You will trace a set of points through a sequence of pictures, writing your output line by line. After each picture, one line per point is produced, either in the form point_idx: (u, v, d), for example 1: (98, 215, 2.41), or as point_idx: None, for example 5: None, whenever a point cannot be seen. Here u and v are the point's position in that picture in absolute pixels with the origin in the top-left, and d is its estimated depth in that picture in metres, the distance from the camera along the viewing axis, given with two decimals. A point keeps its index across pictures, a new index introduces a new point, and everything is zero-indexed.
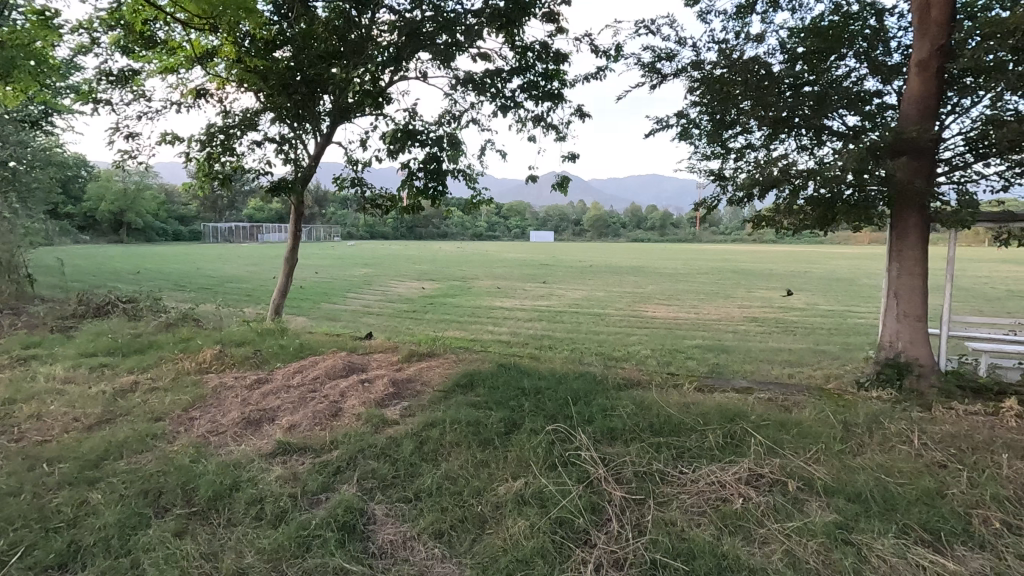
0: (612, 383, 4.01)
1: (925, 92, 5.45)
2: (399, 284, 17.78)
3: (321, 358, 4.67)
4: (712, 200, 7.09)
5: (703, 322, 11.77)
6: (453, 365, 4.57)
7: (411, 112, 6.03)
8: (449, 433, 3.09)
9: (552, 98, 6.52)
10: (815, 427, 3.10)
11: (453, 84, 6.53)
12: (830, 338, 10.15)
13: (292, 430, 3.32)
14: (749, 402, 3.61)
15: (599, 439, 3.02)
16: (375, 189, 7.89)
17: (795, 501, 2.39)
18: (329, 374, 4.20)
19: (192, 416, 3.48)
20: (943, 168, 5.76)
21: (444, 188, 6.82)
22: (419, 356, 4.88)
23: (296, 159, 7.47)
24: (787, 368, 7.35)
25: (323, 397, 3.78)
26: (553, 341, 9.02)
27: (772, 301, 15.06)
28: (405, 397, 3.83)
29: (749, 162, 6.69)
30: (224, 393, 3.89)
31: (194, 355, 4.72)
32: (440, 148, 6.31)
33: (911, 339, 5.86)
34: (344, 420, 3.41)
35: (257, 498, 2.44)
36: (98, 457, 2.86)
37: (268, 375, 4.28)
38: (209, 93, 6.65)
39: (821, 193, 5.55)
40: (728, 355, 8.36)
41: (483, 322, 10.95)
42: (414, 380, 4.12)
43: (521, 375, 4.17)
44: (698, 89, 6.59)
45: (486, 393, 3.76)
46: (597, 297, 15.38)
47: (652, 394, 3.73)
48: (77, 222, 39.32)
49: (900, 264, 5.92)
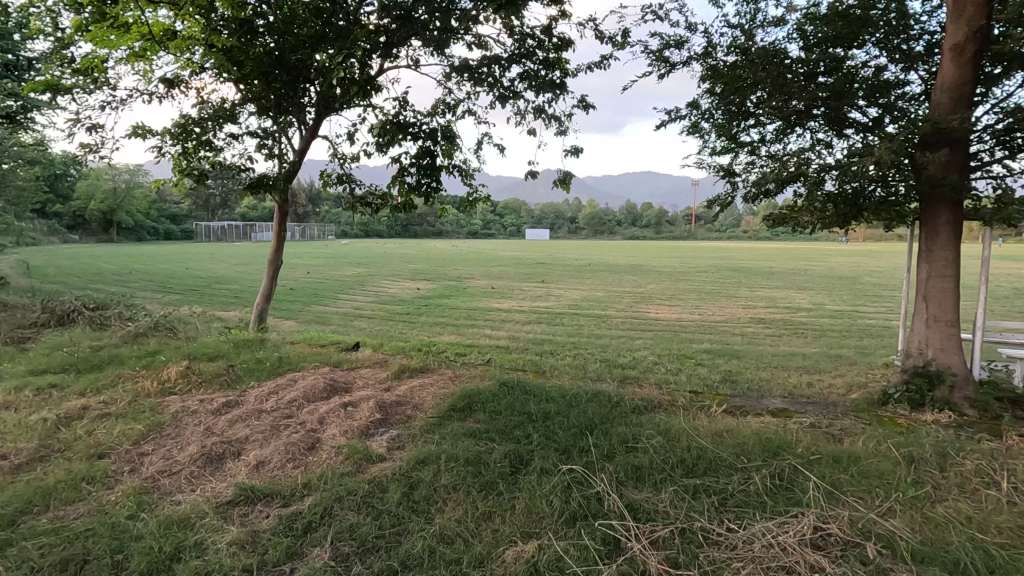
0: (629, 405, 3.51)
1: (960, 79, 4.92)
2: (392, 284, 17.27)
3: (300, 375, 4.15)
4: (724, 197, 6.61)
5: (709, 324, 11.32)
6: (448, 384, 4.05)
7: (402, 102, 5.53)
8: (444, 475, 2.61)
9: (553, 88, 6.02)
10: (877, 463, 2.63)
11: (448, 73, 6.04)
12: (844, 341, 9.70)
13: (261, 469, 2.82)
14: (790, 428, 3.14)
15: (623, 481, 2.56)
16: (365, 186, 7.36)
17: (878, 571, 1.91)
18: (307, 396, 3.70)
19: (145, 451, 2.98)
20: (976, 162, 5.32)
21: (438, 185, 6.33)
22: (411, 372, 4.36)
23: (279, 155, 6.96)
24: (805, 377, 6.89)
25: (298, 426, 3.28)
26: (554, 347, 8.54)
27: (777, 301, 14.63)
28: (394, 424, 3.34)
29: (764, 158, 6.22)
30: (185, 420, 3.38)
31: (157, 372, 4.19)
32: (434, 142, 5.86)
33: (942, 345, 5.36)
34: (322, 456, 2.93)
35: (202, 573, 1.95)
36: (17, 511, 2.35)
37: (240, 396, 3.77)
38: (181, 80, 6.12)
39: (847, 189, 5.07)
40: (741, 361, 7.88)
41: (480, 325, 10.47)
42: (404, 404, 3.61)
43: (524, 396, 3.67)
44: (709, 81, 6.14)
45: (486, 420, 3.26)
46: (597, 297, 14.90)
47: (677, 422, 3.22)
48: (66, 221, 38.57)
49: (930, 265, 5.40)
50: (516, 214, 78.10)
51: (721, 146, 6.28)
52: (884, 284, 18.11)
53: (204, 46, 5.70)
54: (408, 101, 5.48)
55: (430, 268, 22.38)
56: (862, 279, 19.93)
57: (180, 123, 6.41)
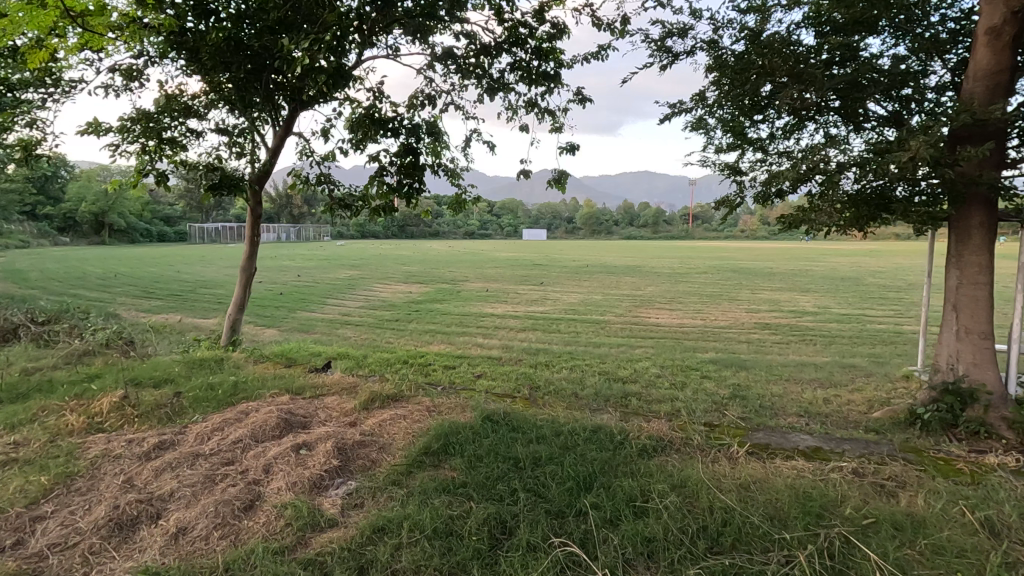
0: (635, 445, 2.97)
1: (997, 67, 4.21)
2: (384, 287, 16.72)
3: (253, 406, 3.59)
4: (732, 197, 6.07)
5: (713, 329, 10.79)
6: (424, 417, 3.48)
7: (377, 93, 4.99)
8: (406, 553, 2.08)
9: (546, 81, 5.49)
10: (952, 535, 2.10)
11: (430, 62, 5.49)
12: (857, 348, 9.18)
13: (181, 538, 2.27)
14: (829, 478, 2.60)
15: (634, 563, 2.03)
16: (343, 187, 6.78)
17: None
18: (256, 435, 3.15)
19: (41, 515, 2.42)
20: (1013, 158, 4.76)
21: (421, 186, 5.76)
22: (384, 401, 3.79)
23: (250, 154, 6.42)
24: (821, 392, 6.35)
25: (238, 476, 2.72)
26: (549, 357, 7.97)
27: (781, 304, 14.14)
28: (354, 473, 2.79)
29: (775, 155, 5.69)
30: (106, 468, 2.82)
31: (88, 404, 3.61)
32: (417, 139, 5.34)
33: (974, 360, 4.77)
34: (260, 520, 2.38)
35: None
36: None
37: (177, 435, 3.20)
38: (135, 71, 5.56)
39: (873, 186, 4.53)
40: (750, 373, 7.32)
41: (471, 333, 9.87)
42: (369, 445, 3.06)
43: (511, 433, 3.11)
44: (715, 72, 5.56)
45: (464, 469, 2.71)
46: (595, 301, 14.36)
47: (693, 471, 2.68)
48: (55, 224, 37.66)
49: (961, 271, 4.78)
50: (513, 214, 77.68)
51: (727, 143, 5.77)
52: (889, 285, 17.71)
53: (159, 34, 5.14)
54: (385, 93, 4.94)
55: (423, 270, 21.81)
56: (864, 279, 19.53)
57: (137, 119, 5.83)
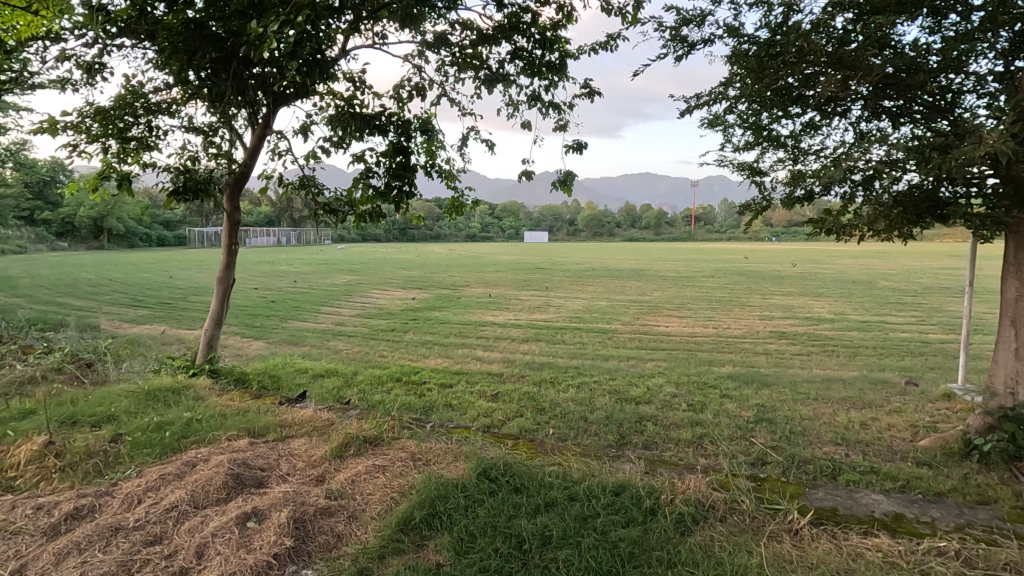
0: (667, 516, 2.35)
1: None
2: (382, 293, 16.14)
3: (204, 455, 2.99)
4: (756, 200, 5.43)
5: (727, 339, 10.16)
6: (408, 469, 2.87)
7: (359, 83, 4.40)
8: None
9: (550, 73, 4.90)
10: None
11: (421, 52, 4.94)
12: (885, 360, 8.52)
13: None
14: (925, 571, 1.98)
15: None
16: (328, 190, 6.19)
17: None
18: (195, 500, 2.53)
19: None
20: None
21: (413, 189, 5.18)
22: (359, 446, 3.18)
23: (226, 155, 5.84)
24: (858, 415, 5.69)
25: (159, 566, 2.10)
26: (554, 373, 7.31)
27: (794, 310, 13.54)
28: (312, 556, 2.18)
29: (801, 153, 5.07)
30: None
31: (4, 453, 3.00)
32: (406, 135, 4.77)
33: None
34: None
35: None
36: None
37: (100, 497, 2.59)
38: (88, 63, 4.95)
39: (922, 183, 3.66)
40: (774, 392, 6.68)
41: (470, 345, 9.26)
42: (336, 513, 2.45)
43: (510, 499, 2.48)
44: (738, 63, 4.89)
45: (453, 554, 2.11)
46: (600, 307, 13.75)
47: (749, 558, 2.05)
48: (53, 229, 36.82)
49: (1022, 282, 3.87)
50: (514, 217, 77.12)
51: (749, 140, 5.15)
52: (902, 289, 17.04)
53: (112, 22, 4.55)
54: (367, 83, 4.36)
55: (423, 275, 21.20)
56: (878, 283, 18.89)
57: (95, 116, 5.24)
